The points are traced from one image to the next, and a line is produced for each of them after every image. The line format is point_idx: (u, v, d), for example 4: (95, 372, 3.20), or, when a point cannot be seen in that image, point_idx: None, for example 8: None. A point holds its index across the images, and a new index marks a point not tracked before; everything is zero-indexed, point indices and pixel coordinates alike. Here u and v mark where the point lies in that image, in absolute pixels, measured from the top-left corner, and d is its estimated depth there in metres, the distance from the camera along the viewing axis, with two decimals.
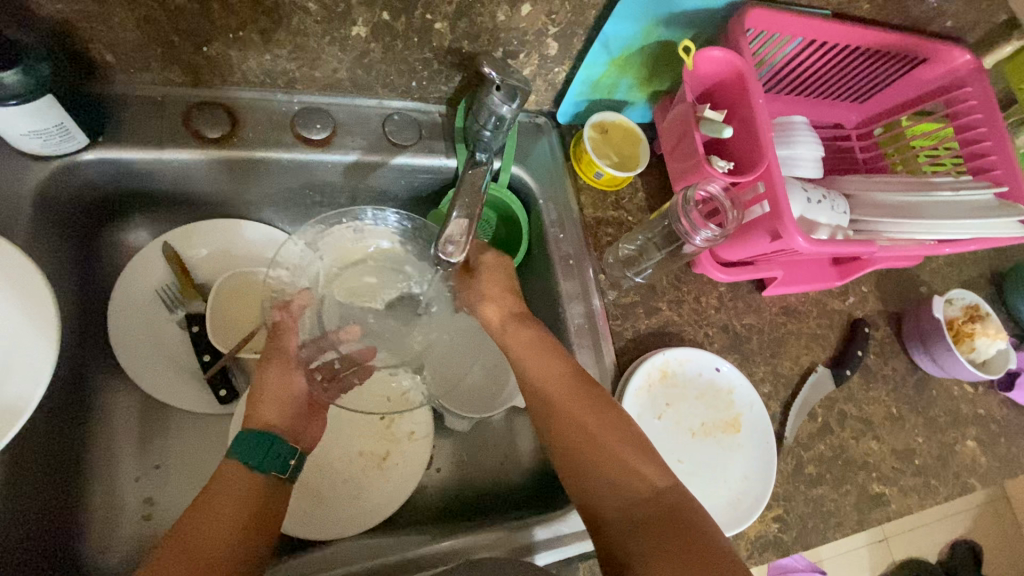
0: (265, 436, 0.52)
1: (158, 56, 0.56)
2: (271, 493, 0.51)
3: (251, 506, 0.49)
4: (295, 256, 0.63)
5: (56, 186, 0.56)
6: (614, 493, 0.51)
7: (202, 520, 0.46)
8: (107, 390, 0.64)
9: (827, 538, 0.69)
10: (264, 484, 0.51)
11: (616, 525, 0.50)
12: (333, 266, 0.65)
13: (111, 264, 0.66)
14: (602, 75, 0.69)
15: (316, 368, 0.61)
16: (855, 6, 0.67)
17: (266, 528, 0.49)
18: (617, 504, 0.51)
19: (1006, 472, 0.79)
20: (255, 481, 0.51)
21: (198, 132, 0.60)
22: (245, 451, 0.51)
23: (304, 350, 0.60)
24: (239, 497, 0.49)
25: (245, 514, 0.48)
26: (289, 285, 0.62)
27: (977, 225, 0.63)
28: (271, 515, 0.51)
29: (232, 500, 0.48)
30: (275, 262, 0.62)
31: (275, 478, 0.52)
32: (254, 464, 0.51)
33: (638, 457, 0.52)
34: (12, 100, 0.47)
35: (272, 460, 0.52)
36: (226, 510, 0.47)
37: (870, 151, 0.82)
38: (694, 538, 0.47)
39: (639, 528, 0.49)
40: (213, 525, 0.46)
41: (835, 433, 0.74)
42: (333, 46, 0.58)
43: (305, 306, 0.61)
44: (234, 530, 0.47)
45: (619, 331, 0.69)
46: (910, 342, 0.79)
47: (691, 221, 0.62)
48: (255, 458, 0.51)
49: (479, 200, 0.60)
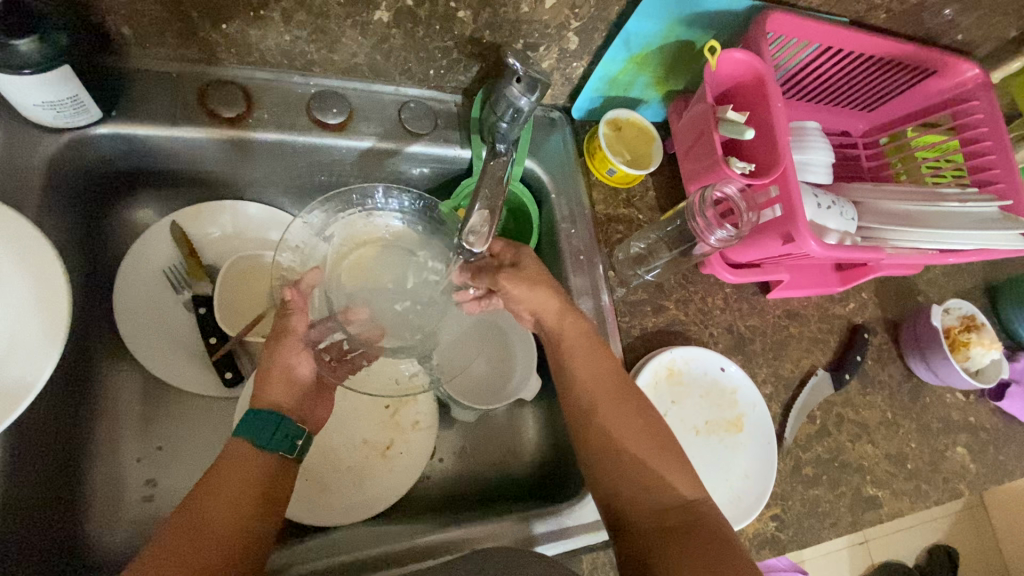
0: (273, 414, 0.51)
1: (176, 31, 0.55)
2: (278, 474, 0.51)
3: (257, 488, 0.49)
4: (304, 233, 0.62)
5: (66, 159, 0.55)
6: (641, 493, 0.54)
7: (207, 504, 0.45)
8: (112, 369, 0.63)
9: (821, 538, 0.70)
10: (270, 467, 0.51)
11: (646, 531, 0.52)
12: (342, 245, 0.65)
13: (116, 241, 0.65)
14: (620, 71, 0.69)
15: (322, 349, 0.59)
16: (872, 16, 0.68)
17: (271, 509, 0.49)
18: (630, 494, 0.54)
19: (993, 478, 0.81)
20: (265, 463, 0.50)
21: (213, 111, 0.59)
22: (252, 431, 0.50)
23: (314, 329, 0.59)
24: (250, 477, 0.49)
25: (257, 495, 0.48)
26: (293, 267, 0.61)
27: (980, 236, 0.65)
28: (275, 494, 0.50)
29: (244, 481, 0.48)
30: (282, 241, 0.61)
31: (282, 458, 0.51)
32: (261, 444, 0.50)
33: (638, 444, 0.56)
34: (27, 68, 0.46)
35: (279, 440, 0.51)
36: (239, 491, 0.47)
37: (875, 160, 0.83)
38: (707, 540, 0.50)
39: (668, 536, 0.51)
40: (222, 509, 0.46)
41: (832, 436, 0.75)
42: (354, 29, 0.58)
43: (315, 285, 0.59)
44: (246, 513, 0.47)
45: (626, 327, 0.70)
46: (908, 351, 0.81)
47: (706, 220, 0.63)
48: (263, 437, 0.51)
49: (498, 191, 0.60)
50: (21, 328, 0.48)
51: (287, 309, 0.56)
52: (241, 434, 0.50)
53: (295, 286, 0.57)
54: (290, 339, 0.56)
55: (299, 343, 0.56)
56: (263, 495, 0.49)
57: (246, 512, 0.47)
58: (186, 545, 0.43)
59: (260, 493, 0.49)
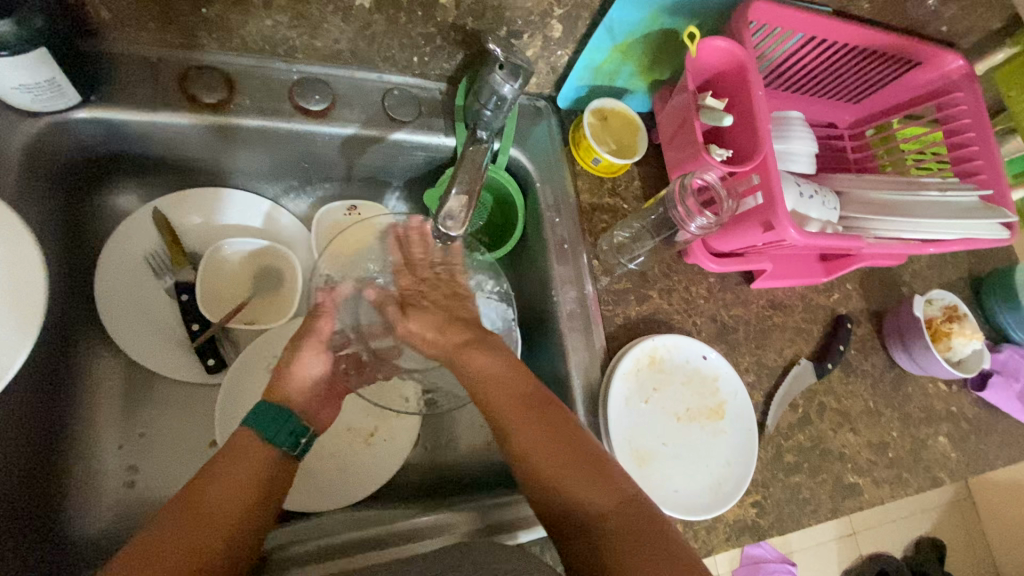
0: (282, 410, 0.53)
1: (154, 14, 0.55)
2: (278, 468, 0.51)
3: (259, 482, 0.49)
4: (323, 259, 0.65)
5: (45, 143, 0.55)
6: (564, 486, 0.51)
7: (213, 488, 0.46)
8: (94, 356, 0.63)
9: (801, 525, 0.71)
10: (273, 459, 0.51)
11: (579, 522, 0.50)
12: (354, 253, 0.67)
13: (98, 228, 0.65)
14: (604, 61, 0.69)
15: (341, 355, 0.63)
16: (856, 5, 0.68)
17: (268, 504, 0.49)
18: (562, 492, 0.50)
19: (973, 466, 0.82)
20: (268, 455, 0.51)
21: (194, 97, 0.59)
22: (260, 423, 0.52)
23: None
24: (255, 469, 0.49)
25: (256, 486, 0.48)
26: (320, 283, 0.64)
27: (959, 225, 0.65)
28: (275, 490, 0.50)
29: (248, 471, 0.49)
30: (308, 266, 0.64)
31: (284, 454, 0.52)
32: (266, 436, 0.51)
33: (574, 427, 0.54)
34: (2, 50, 0.45)
35: (284, 436, 0.52)
36: (237, 484, 0.47)
37: (861, 151, 0.83)
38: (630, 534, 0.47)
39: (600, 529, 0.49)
40: (225, 494, 0.46)
41: (814, 424, 0.75)
42: (336, 15, 0.58)
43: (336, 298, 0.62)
44: (246, 501, 0.47)
45: (610, 316, 0.70)
46: (890, 341, 0.82)
47: (687, 208, 0.63)
48: (270, 430, 0.52)
49: (480, 178, 0.60)
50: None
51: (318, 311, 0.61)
52: (251, 423, 0.52)
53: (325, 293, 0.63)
54: None
55: None
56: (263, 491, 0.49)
57: (246, 500, 0.47)
58: (192, 524, 0.44)
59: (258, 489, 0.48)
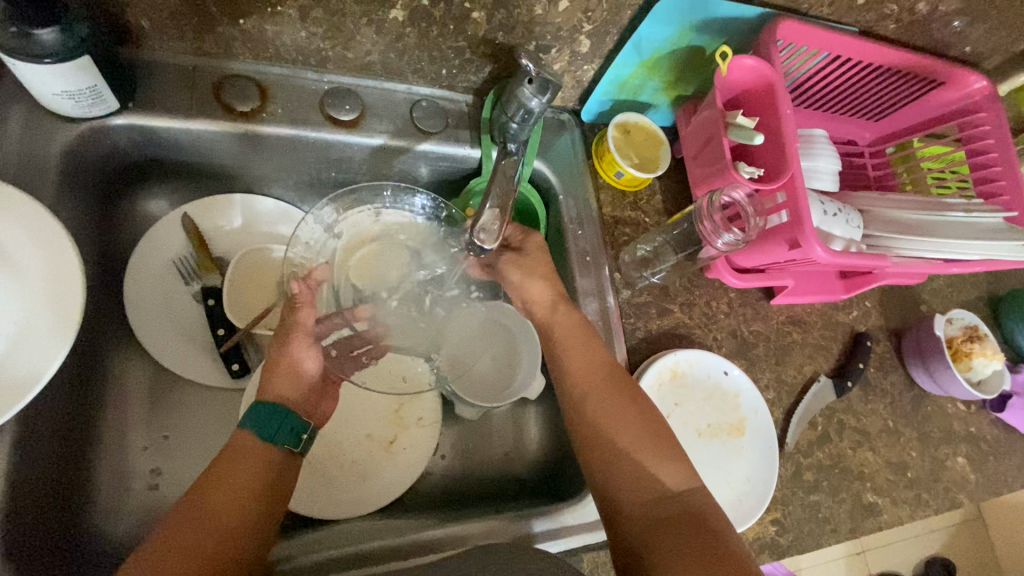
0: (279, 409, 0.53)
1: (193, 24, 0.56)
2: (283, 465, 0.53)
3: (261, 480, 0.50)
4: (315, 232, 0.63)
5: (82, 149, 0.56)
6: (636, 483, 0.53)
7: (220, 491, 0.47)
8: (121, 359, 0.63)
9: (820, 543, 0.70)
10: (277, 459, 0.52)
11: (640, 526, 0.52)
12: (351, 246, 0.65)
13: (128, 231, 0.65)
14: (630, 75, 0.69)
15: (329, 344, 0.61)
16: (882, 26, 0.68)
17: (276, 500, 0.51)
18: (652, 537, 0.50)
19: (992, 488, 0.81)
20: (272, 454, 0.52)
21: (228, 105, 0.60)
22: (258, 425, 0.52)
23: (320, 324, 0.59)
24: (253, 470, 0.50)
25: (258, 487, 0.50)
26: (313, 258, 0.62)
27: (986, 246, 0.66)
28: (280, 485, 0.52)
29: (250, 471, 0.50)
30: (293, 238, 0.62)
31: (287, 452, 0.53)
32: (266, 436, 0.52)
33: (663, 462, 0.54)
34: (48, 57, 0.46)
35: (285, 434, 0.53)
36: (239, 487, 0.48)
37: (882, 169, 0.83)
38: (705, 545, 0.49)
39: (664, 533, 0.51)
40: (230, 496, 0.47)
41: (834, 442, 0.75)
42: (369, 27, 0.58)
43: (322, 280, 0.61)
44: (251, 498, 0.48)
45: (631, 329, 0.70)
46: (909, 360, 0.81)
47: (714, 224, 0.64)
48: (270, 431, 0.52)
49: (511, 192, 0.61)
50: (22, 331, 0.48)
51: (296, 303, 0.58)
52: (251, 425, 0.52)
53: (302, 279, 0.60)
54: (299, 334, 0.57)
55: (307, 339, 0.57)
56: (266, 491, 0.50)
57: (251, 500, 0.48)
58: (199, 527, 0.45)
59: (262, 489, 0.50)
